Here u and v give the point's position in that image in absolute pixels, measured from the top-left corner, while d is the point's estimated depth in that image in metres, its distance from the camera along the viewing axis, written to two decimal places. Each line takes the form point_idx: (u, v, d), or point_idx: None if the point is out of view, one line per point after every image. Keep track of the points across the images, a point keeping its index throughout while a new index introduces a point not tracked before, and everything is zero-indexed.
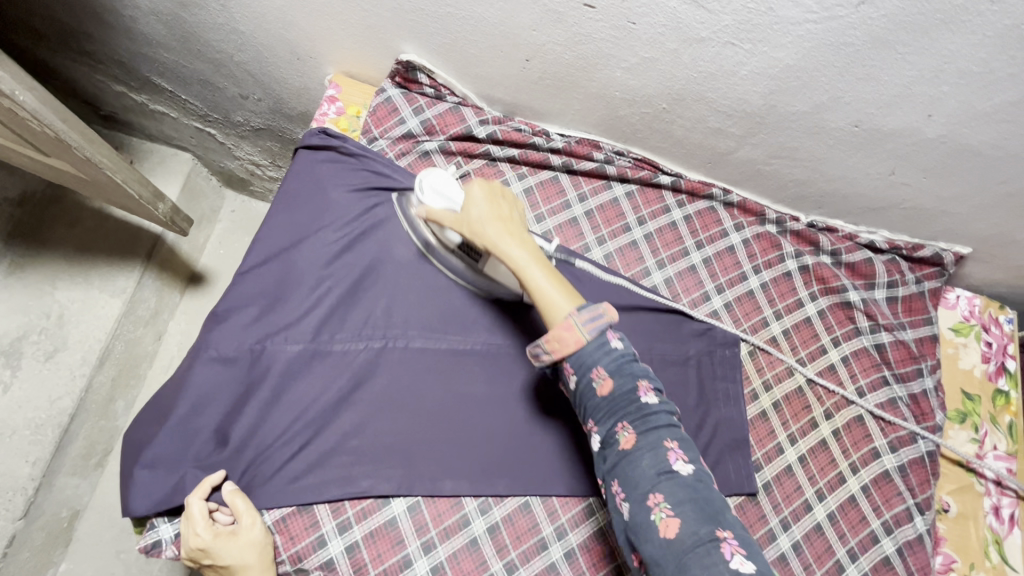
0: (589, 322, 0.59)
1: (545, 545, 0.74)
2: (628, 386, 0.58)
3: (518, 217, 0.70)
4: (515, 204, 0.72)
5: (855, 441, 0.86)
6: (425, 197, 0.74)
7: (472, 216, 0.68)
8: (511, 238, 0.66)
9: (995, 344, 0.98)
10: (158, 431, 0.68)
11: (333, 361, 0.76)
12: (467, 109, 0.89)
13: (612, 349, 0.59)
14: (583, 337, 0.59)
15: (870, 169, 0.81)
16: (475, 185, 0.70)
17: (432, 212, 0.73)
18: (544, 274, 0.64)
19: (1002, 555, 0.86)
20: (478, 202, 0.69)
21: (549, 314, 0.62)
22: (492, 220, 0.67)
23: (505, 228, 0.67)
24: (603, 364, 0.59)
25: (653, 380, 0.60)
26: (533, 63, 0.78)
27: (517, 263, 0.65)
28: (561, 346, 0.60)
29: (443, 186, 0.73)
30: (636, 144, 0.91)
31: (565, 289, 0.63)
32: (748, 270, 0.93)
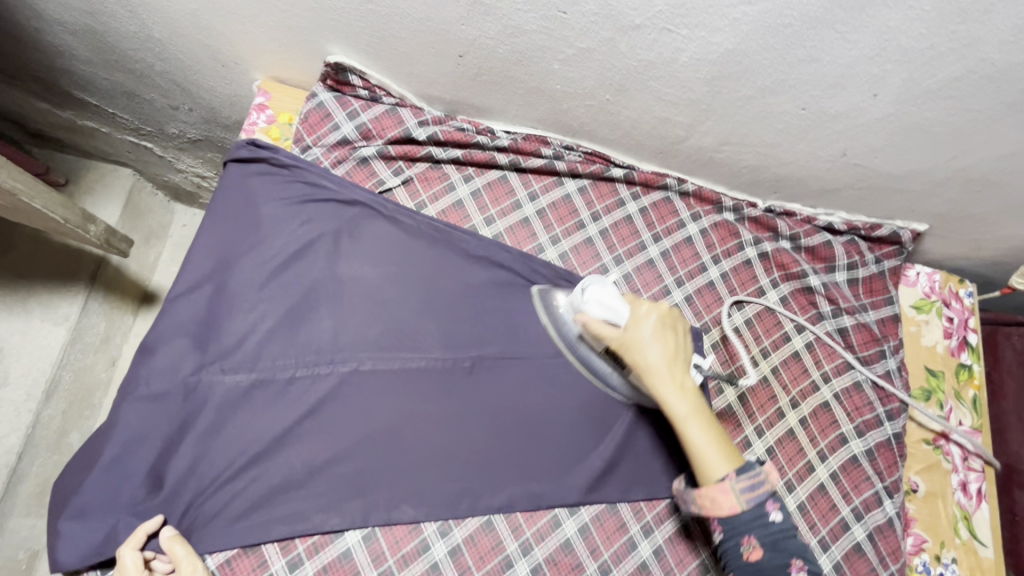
0: (747, 492, 0.58)
1: (509, 563, 0.71)
2: (779, 562, 0.58)
3: (686, 348, 0.66)
4: (682, 333, 0.67)
5: (822, 428, 0.85)
6: (585, 307, 0.69)
7: (642, 344, 0.65)
8: (672, 370, 0.63)
9: (956, 319, 0.98)
10: (87, 478, 0.64)
11: (275, 389, 0.71)
12: (405, 110, 0.84)
13: (771, 523, 0.58)
14: (740, 505, 0.58)
15: (821, 152, 0.79)
16: (636, 312, 0.67)
17: (590, 322, 0.68)
18: (699, 429, 0.61)
19: (972, 531, 0.86)
20: (650, 333, 0.65)
21: (701, 467, 0.60)
22: (653, 342, 0.65)
23: (669, 353, 0.65)
24: (757, 535, 0.58)
25: (809, 560, 0.59)
26: (467, 59, 0.74)
27: (675, 410, 0.62)
28: (713, 506, 0.59)
29: (604, 299, 0.68)
30: (585, 137, 0.88)
31: (725, 450, 0.60)
32: (708, 260, 0.91)
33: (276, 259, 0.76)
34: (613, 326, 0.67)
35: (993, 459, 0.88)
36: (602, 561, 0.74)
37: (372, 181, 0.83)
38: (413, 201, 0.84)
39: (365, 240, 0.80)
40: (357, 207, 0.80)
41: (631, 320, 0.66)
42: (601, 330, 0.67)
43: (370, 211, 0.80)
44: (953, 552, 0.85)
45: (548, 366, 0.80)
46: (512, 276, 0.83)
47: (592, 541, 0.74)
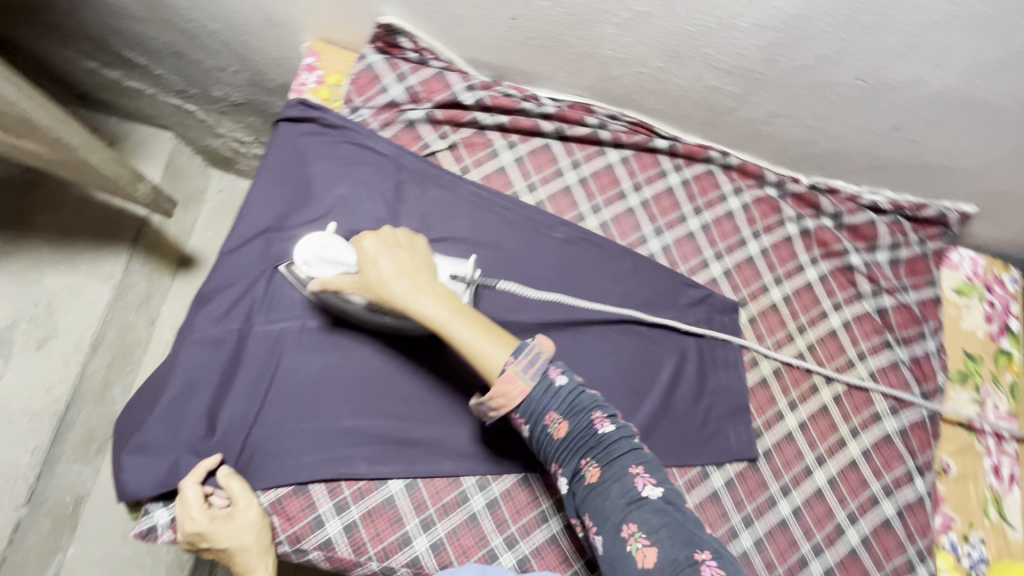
0: (528, 369, 0.58)
1: (545, 518, 0.73)
2: (583, 425, 0.57)
3: (425, 262, 0.65)
4: (414, 245, 0.66)
5: (856, 405, 0.86)
6: (315, 270, 0.66)
7: (377, 272, 0.63)
8: (424, 290, 0.62)
9: (998, 304, 0.97)
10: (149, 417, 0.68)
11: (324, 342, 0.74)
12: (453, 75, 0.85)
13: (560, 389, 0.58)
14: (525, 384, 0.58)
15: (873, 125, 0.78)
16: (369, 245, 0.64)
17: (326, 283, 0.65)
18: (464, 331, 0.60)
19: (1000, 514, 0.87)
20: (378, 254, 0.63)
21: (481, 364, 0.60)
22: (395, 274, 0.62)
23: (410, 272, 0.63)
24: (555, 409, 0.57)
25: (606, 408, 0.59)
26: (519, 21, 0.74)
27: (436, 324, 0.61)
28: (506, 402, 0.58)
29: (329, 255, 0.65)
30: (630, 107, 0.87)
31: (493, 336, 0.61)
32: (748, 235, 0.91)
33: (325, 218, 0.78)
34: (348, 273, 0.65)
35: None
36: None
37: (418, 145, 0.84)
38: (458, 166, 0.85)
39: (412, 205, 0.81)
40: (406, 171, 0.82)
41: (366, 264, 0.63)
42: (338, 280, 0.65)
43: (419, 175, 0.82)
44: (982, 533, 0.85)
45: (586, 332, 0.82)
46: (553, 245, 0.84)
47: None
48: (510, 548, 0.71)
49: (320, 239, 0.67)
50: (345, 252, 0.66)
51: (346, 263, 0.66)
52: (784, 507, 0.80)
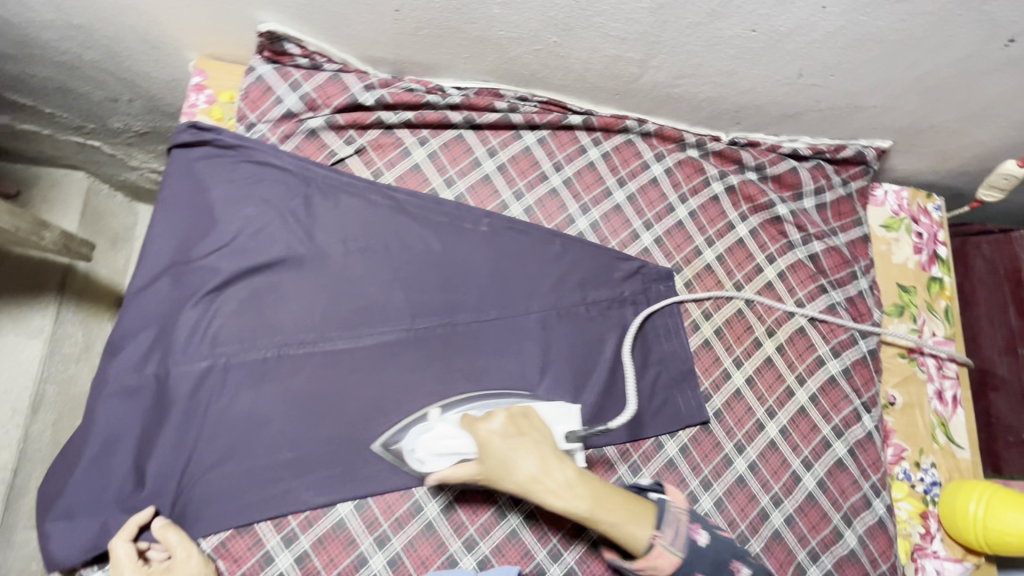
0: (675, 541, 0.65)
1: (502, 515, 0.73)
2: (715, 564, 0.66)
3: (546, 443, 0.67)
4: (531, 418, 0.70)
5: (800, 353, 0.87)
6: (426, 462, 0.68)
7: (507, 468, 0.65)
8: (555, 476, 0.65)
9: (926, 234, 0.99)
10: (71, 479, 0.65)
11: (249, 373, 0.71)
12: (349, 76, 0.81)
13: (703, 545, 0.66)
14: (675, 555, 0.65)
15: (777, 75, 0.77)
16: (484, 434, 0.66)
17: (447, 475, 0.67)
18: (614, 518, 0.64)
19: (949, 436, 0.89)
20: (506, 442, 0.66)
21: (628, 541, 0.64)
22: (522, 459, 0.65)
23: (535, 454, 0.66)
24: (699, 568, 0.65)
25: (699, 517, 0.68)
26: (404, 12, 0.71)
27: (578, 516, 0.64)
28: (659, 571, 0.65)
29: (444, 448, 0.67)
30: (538, 86, 0.85)
31: (635, 509, 0.66)
32: (675, 200, 0.90)
33: (232, 244, 0.74)
34: (467, 462, 0.67)
35: (965, 357, 0.93)
36: None
37: (324, 153, 0.81)
38: (369, 170, 0.82)
39: (325, 217, 0.78)
40: (314, 183, 0.79)
41: (489, 462, 0.65)
42: (458, 474, 0.66)
43: (328, 185, 0.79)
44: (932, 458, 0.88)
45: (523, 321, 0.80)
46: (478, 238, 0.83)
47: None
48: (469, 551, 0.71)
49: (427, 439, 0.67)
50: (461, 441, 0.67)
51: (460, 451, 0.67)
52: (739, 465, 0.80)
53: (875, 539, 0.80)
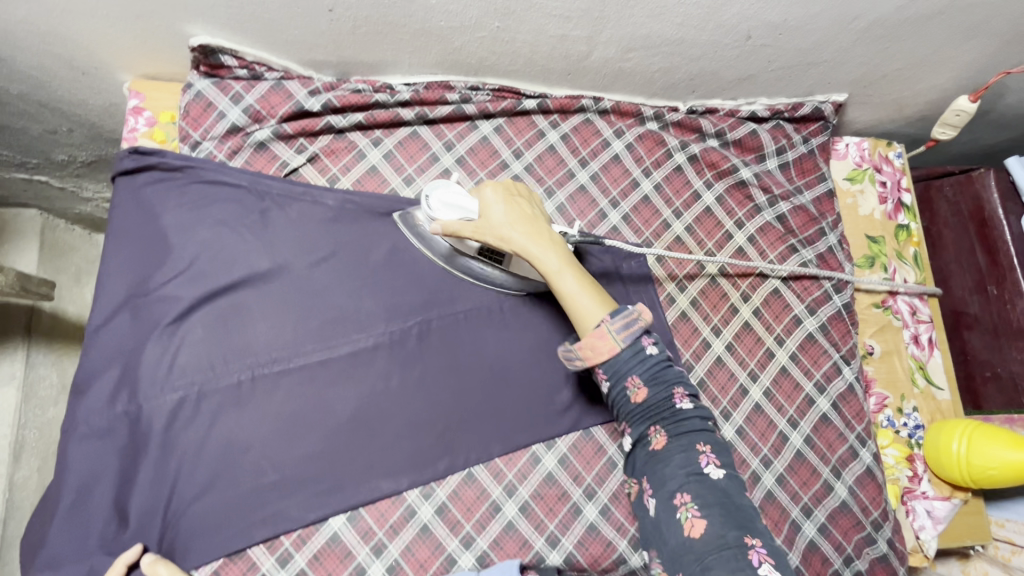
0: (622, 331, 0.64)
1: (497, 508, 0.73)
2: (663, 397, 0.65)
3: (538, 211, 0.71)
4: (532, 200, 0.72)
5: (776, 314, 0.87)
6: (436, 212, 0.71)
7: (499, 220, 0.68)
8: (533, 231, 0.68)
9: (890, 182, 0.99)
10: (51, 527, 0.63)
11: (223, 398, 0.70)
12: (292, 83, 0.78)
13: (648, 357, 0.65)
14: (617, 344, 0.64)
15: (725, 39, 0.77)
16: (500, 190, 0.70)
17: (445, 223, 0.68)
18: (574, 287, 0.67)
19: (928, 379, 0.91)
20: (505, 207, 0.69)
21: (577, 314, 0.66)
22: (511, 215, 0.68)
23: (528, 223, 0.68)
24: (639, 374, 0.65)
25: (688, 387, 0.67)
26: (339, 12, 0.69)
27: (547, 270, 0.67)
28: (594, 355, 0.65)
29: (455, 201, 0.70)
30: (489, 73, 0.84)
31: (595, 295, 0.67)
32: (639, 175, 0.89)
33: (190, 269, 0.72)
34: (467, 220, 0.70)
35: (933, 289, 0.93)
36: (586, 486, 0.77)
37: (276, 165, 0.78)
38: (324, 178, 0.80)
39: (284, 231, 0.76)
40: (269, 198, 0.77)
41: (484, 188, 0.70)
42: (462, 224, 0.68)
43: (283, 199, 0.77)
44: (914, 402, 0.90)
45: (498, 314, 0.80)
46: None
47: (573, 469, 0.77)
48: (467, 548, 0.71)
49: (439, 193, 0.71)
50: (468, 201, 0.70)
51: (468, 210, 0.70)
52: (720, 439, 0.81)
53: (864, 487, 0.82)
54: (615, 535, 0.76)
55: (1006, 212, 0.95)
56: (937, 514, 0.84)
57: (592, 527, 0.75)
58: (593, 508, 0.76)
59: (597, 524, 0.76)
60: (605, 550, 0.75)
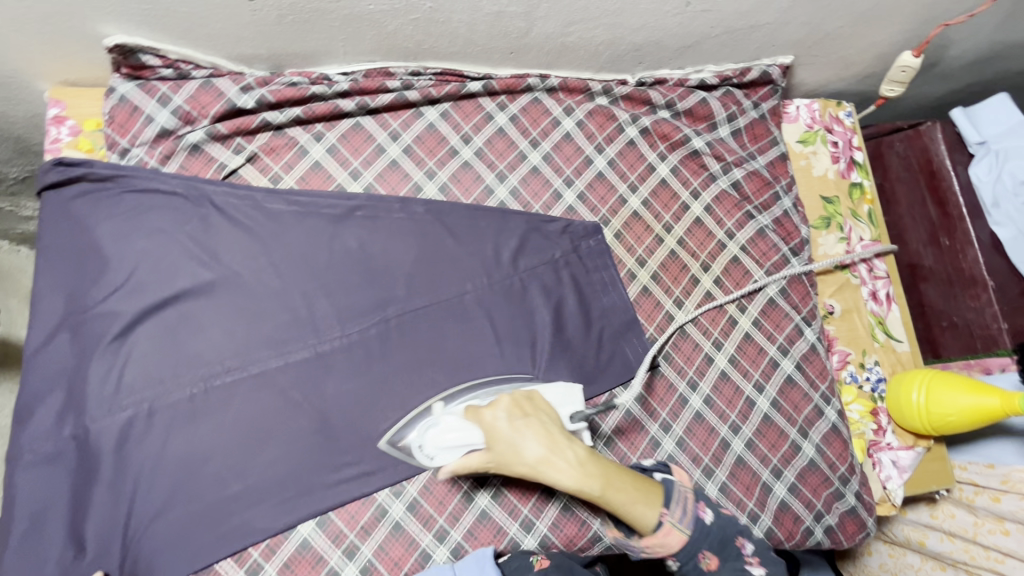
0: (683, 518, 0.66)
1: (470, 499, 0.73)
2: (727, 548, 0.66)
3: (552, 424, 0.69)
4: (539, 408, 0.70)
5: (737, 282, 0.88)
6: (434, 458, 0.68)
7: (517, 452, 0.67)
8: (558, 452, 0.67)
9: (841, 142, 1.00)
10: (4, 560, 0.61)
11: (177, 413, 0.67)
12: (222, 79, 0.75)
13: (709, 525, 0.66)
14: (683, 533, 0.65)
15: (665, 7, 0.76)
16: (510, 405, 0.69)
17: (456, 467, 0.67)
18: (623, 499, 0.65)
19: (887, 333, 0.93)
20: (514, 433, 0.67)
21: (637, 521, 0.65)
22: (531, 443, 0.67)
23: (545, 439, 0.67)
24: (707, 547, 0.66)
25: (745, 530, 0.69)
26: (261, 1, 0.66)
27: (591, 494, 0.65)
28: (665, 547, 0.65)
29: (451, 441, 0.68)
30: (429, 57, 0.81)
31: (647, 495, 0.66)
32: (592, 152, 0.88)
33: (129, 283, 0.69)
34: (474, 451, 0.68)
35: (890, 248, 0.94)
36: None
37: (213, 168, 0.75)
38: (266, 176, 0.77)
39: (227, 236, 0.73)
40: (208, 203, 0.73)
41: (495, 442, 0.67)
42: (466, 465, 0.67)
43: (223, 203, 0.74)
44: (875, 357, 0.91)
45: (457, 303, 0.79)
46: (396, 227, 0.79)
47: None
48: (442, 542, 0.71)
49: (446, 426, 0.68)
50: (467, 433, 0.68)
51: (467, 443, 0.68)
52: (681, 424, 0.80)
53: (831, 444, 0.83)
54: (590, 514, 0.75)
55: (953, 163, 0.97)
56: (903, 463, 0.86)
57: (566, 508, 0.75)
58: None
59: (571, 504, 0.75)
60: (580, 529, 0.75)
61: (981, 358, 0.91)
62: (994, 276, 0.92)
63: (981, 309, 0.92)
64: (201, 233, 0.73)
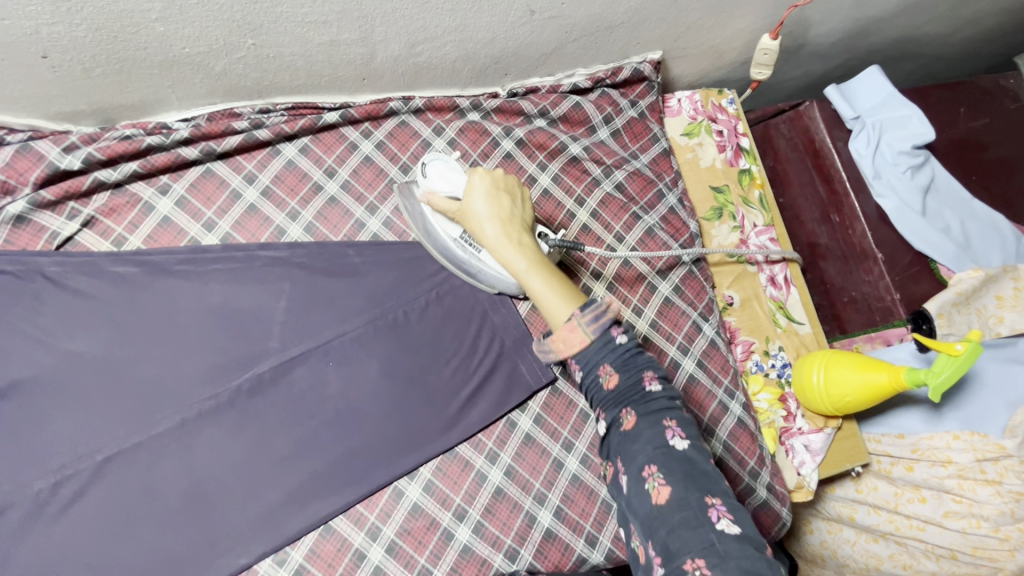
0: (592, 324, 0.56)
1: (362, 556, 0.69)
2: (634, 381, 0.56)
3: (524, 212, 0.65)
4: (518, 195, 0.66)
5: (631, 286, 0.86)
6: (427, 181, 0.70)
7: (476, 215, 0.64)
8: (515, 242, 0.63)
9: (726, 130, 0.99)
10: None
11: (21, 514, 0.62)
12: (42, 142, 0.68)
13: (618, 347, 0.57)
14: (589, 337, 0.56)
15: (509, 17, 0.73)
16: (487, 183, 0.65)
17: (436, 199, 0.69)
18: (539, 284, 0.60)
19: (789, 317, 0.93)
20: (481, 201, 0.64)
21: (542, 309, 0.60)
22: (492, 213, 0.64)
23: (499, 213, 0.64)
24: (609, 362, 0.57)
25: (655, 366, 0.58)
26: (57, 56, 0.60)
27: (516, 270, 0.61)
28: (565, 348, 0.57)
29: (447, 174, 0.70)
30: (277, 92, 0.76)
31: (565, 289, 0.59)
32: (468, 170, 0.85)
33: None
34: (453, 200, 0.68)
35: (788, 252, 0.92)
36: (456, 508, 0.72)
37: (43, 237, 0.69)
38: (108, 240, 0.71)
39: (65, 309, 0.67)
40: (34, 278, 0.67)
41: (467, 197, 0.65)
42: (444, 203, 0.68)
43: (54, 275, 0.67)
44: (779, 343, 0.91)
45: (335, 348, 0.74)
46: (257, 276, 0.74)
47: (441, 494, 0.72)
48: None
49: (432, 172, 0.70)
50: (455, 183, 0.69)
51: (452, 189, 0.69)
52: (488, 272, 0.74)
53: (738, 440, 0.83)
54: (490, 552, 0.72)
55: (833, 140, 0.97)
56: (814, 447, 0.86)
57: (465, 549, 0.71)
58: (466, 529, 0.72)
59: (471, 545, 0.72)
60: (481, 570, 0.71)
61: (881, 331, 0.92)
62: (883, 248, 0.93)
63: (874, 283, 0.93)
64: (30, 310, 0.66)
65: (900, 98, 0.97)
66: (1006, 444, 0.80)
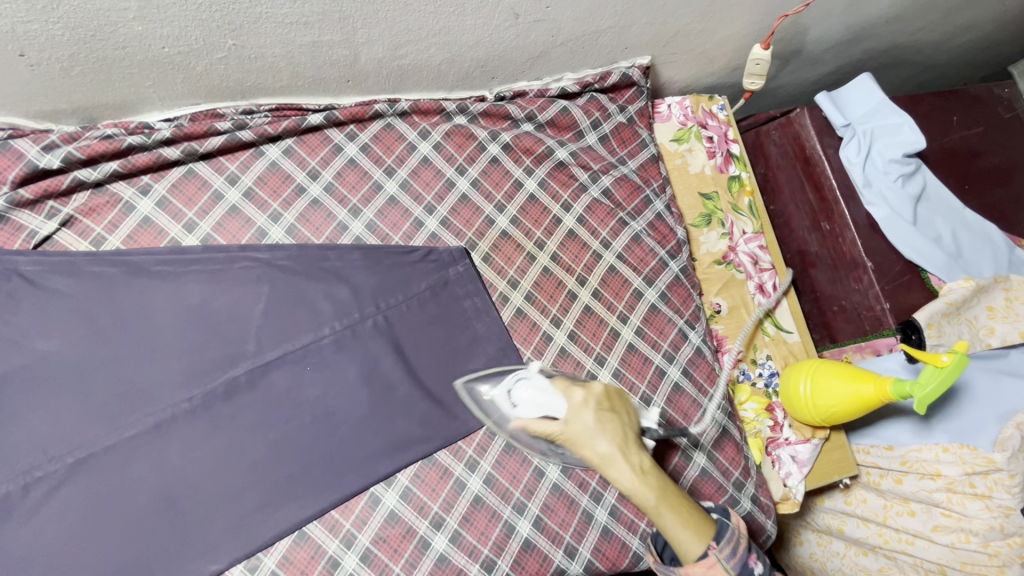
0: (731, 558, 0.56)
1: (336, 563, 0.68)
2: None
3: (632, 422, 0.60)
4: (624, 408, 0.61)
5: (616, 292, 0.85)
6: (517, 408, 0.64)
7: (589, 446, 0.57)
8: (625, 457, 0.57)
9: (716, 136, 0.98)
10: None
11: None
12: (23, 141, 0.68)
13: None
14: (728, 574, 0.55)
15: (493, 20, 0.73)
16: (592, 401, 0.59)
17: (530, 425, 0.63)
18: (673, 523, 0.56)
19: (777, 325, 0.92)
20: (594, 431, 0.57)
21: (677, 544, 0.56)
22: (605, 439, 0.57)
23: (611, 433, 0.58)
24: None
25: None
26: (35, 54, 0.59)
27: (644, 506, 0.56)
28: None
29: (533, 399, 0.62)
30: (260, 93, 0.76)
31: (697, 522, 0.56)
32: (453, 174, 0.84)
33: None
34: (553, 420, 0.61)
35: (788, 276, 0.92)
36: (433, 516, 0.71)
37: (21, 237, 0.68)
38: (86, 240, 0.71)
39: (41, 308, 0.66)
40: (11, 277, 0.66)
41: (603, 475, 0.57)
42: (543, 426, 0.61)
43: (31, 276, 0.67)
44: (766, 351, 0.90)
45: (314, 351, 0.73)
46: (237, 278, 0.73)
47: (418, 501, 0.71)
48: None
49: (528, 387, 0.64)
50: (552, 400, 0.61)
51: (546, 408, 0.61)
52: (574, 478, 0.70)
53: (724, 450, 0.82)
54: (467, 561, 0.71)
55: (823, 147, 0.97)
56: (801, 458, 0.85)
57: (441, 557, 0.70)
58: (443, 538, 0.71)
59: (447, 554, 0.71)
60: None
61: (871, 340, 0.91)
62: (873, 257, 0.91)
63: (864, 292, 0.92)
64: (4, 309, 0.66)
65: (891, 106, 0.96)
66: (995, 458, 0.77)
